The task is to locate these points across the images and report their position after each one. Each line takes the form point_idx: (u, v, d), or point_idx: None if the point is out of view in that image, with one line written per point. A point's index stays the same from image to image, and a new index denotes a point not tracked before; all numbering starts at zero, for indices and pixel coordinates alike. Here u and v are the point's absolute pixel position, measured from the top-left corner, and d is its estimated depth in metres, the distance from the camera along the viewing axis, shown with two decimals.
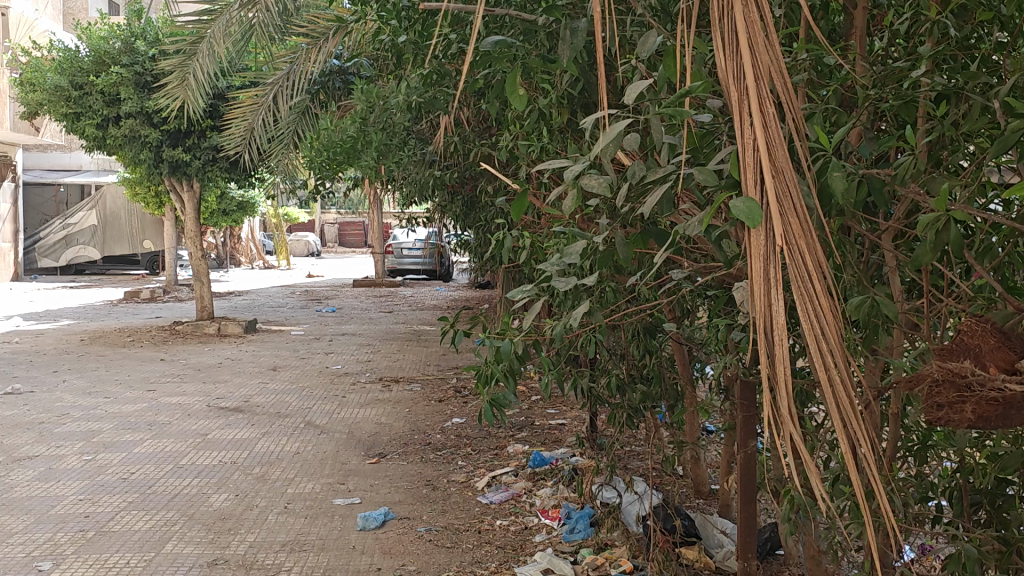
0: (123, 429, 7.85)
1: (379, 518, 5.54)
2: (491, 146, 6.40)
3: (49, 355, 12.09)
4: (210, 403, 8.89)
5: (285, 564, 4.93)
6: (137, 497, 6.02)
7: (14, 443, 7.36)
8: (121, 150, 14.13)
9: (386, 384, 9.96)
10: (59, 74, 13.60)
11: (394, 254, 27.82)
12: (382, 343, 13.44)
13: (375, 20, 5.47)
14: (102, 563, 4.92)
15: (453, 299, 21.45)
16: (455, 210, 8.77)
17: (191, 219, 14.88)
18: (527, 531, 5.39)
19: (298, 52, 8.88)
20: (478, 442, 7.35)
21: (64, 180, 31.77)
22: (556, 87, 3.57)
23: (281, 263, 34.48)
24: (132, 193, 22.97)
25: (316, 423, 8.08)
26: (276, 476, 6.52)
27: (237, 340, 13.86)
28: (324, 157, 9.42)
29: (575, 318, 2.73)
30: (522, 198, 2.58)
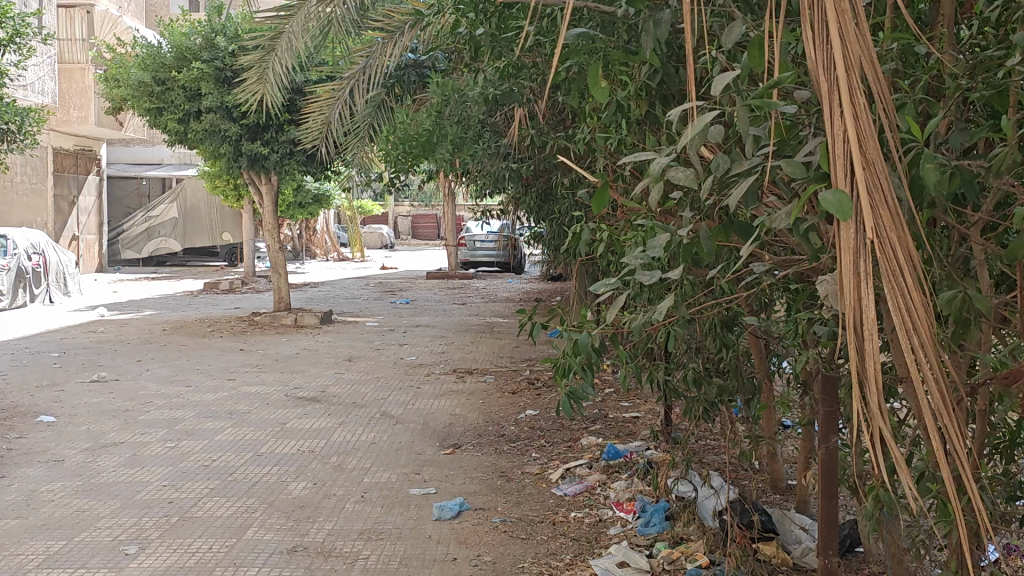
0: (204, 417, 8.03)
1: (455, 508, 5.58)
2: (568, 139, 6.39)
3: (132, 345, 12.38)
4: (288, 393, 9.04)
5: (363, 553, 5.00)
6: (219, 484, 6.16)
7: (101, 429, 7.57)
8: (202, 145, 14.40)
9: (459, 375, 10.02)
10: (143, 71, 13.93)
11: (467, 246, 27.94)
12: (456, 334, 13.53)
13: (453, 14, 5.49)
14: (185, 548, 5.04)
15: (526, 292, 21.45)
16: (530, 202, 8.78)
17: (269, 211, 15.11)
18: (602, 524, 5.39)
19: (374, 46, 8.95)
20: (551, 434, 7.36)
21: (146, 173, 32.46)
22: (633, 79, 3.54)
23: (355, 256, 34.85)
24: (211, 185, 23.42)
25: (391, 413, 8.17)
26: (353, 465, 6.61)
27: (313, 331, 14.06)
28: (399, 151, 9.49)
29: (660, 310, 2.75)
30: (605, 191, 2.64)
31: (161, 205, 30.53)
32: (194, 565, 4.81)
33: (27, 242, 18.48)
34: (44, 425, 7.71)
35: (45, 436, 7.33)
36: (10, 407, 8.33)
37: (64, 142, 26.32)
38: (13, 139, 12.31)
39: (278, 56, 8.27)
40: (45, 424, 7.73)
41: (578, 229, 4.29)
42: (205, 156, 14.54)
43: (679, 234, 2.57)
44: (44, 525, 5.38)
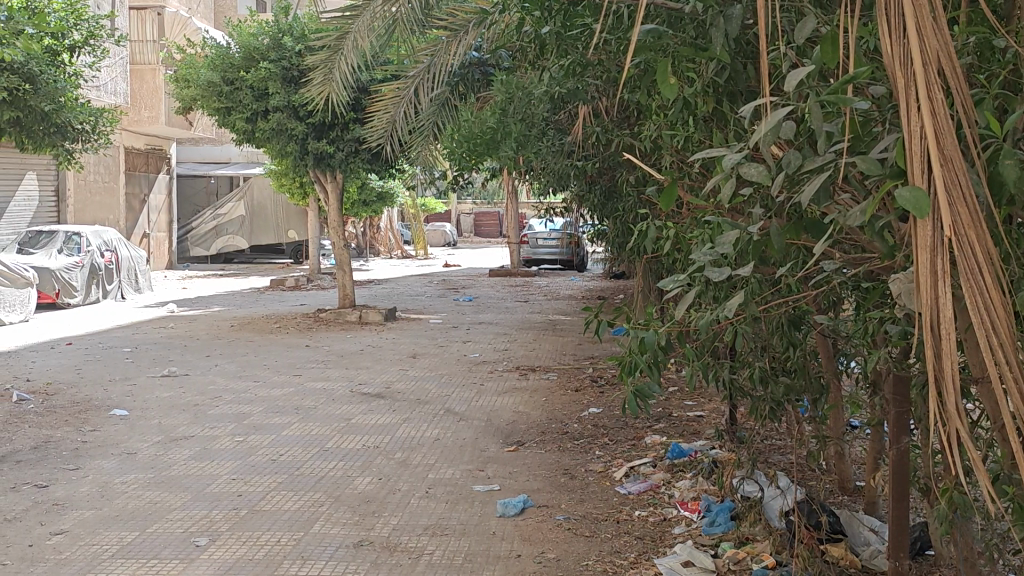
0: (271, 412, 8.15)
1: (518, 505, 5.60)
2: (633, 136, 6.37)
3: (202, 341, 12.60)
4: (353, 389, 9.14)
5: (428, 548, 5.04)
6: (286, 478, 6.24)
7: (172, 424, 7.71)
8: (269, 143, 14.57)
9: (523, 373, 10.04)
10: (212, 71, 14.18)
11: (530, 244, 27.92)
12: (518, 332, 13.55)
13: (518, 12, 5.50)
14: (254, 541, 5.12)
15: (588, 289, 21.39)
16: (593, 200, 8.75)
17: (334, 209, 15.26)
18: (666, 523, 5.37)
19: (438, 45, 9.00)
20: (615, 432, 7.34)
21: (215, 172, 32.92)
22: (700, 76, 3.52)
23: (418, 253, 35.00)
24: (278, 183, 23.76)
25: (454, 410, 8.21)
26: (417, 461, 6.67)
27: (377, 327, 14.18)
28: (463, 149, 9.53)
29: (729, 307, 2.76)
30: (673, 189, 2.66)
31: (229, 203, 30.97)
32: (262, 558, 4.88)
33: (100, 239, 18.91)
34: (118, 418, 7.88)
35: (118, 430, 7.49)
36: (84, 400, 8.54)
37: (135, 142, 26.86)
38: (87, 140, 12.58)
39: (344, 56, 8.35)
40: (118, 417, 7.90)
41: (644, 228, 4.28)
42: (272, 155, 14.72)
43: (748, 231, 2.57)
44: (117, 516, 5.51)
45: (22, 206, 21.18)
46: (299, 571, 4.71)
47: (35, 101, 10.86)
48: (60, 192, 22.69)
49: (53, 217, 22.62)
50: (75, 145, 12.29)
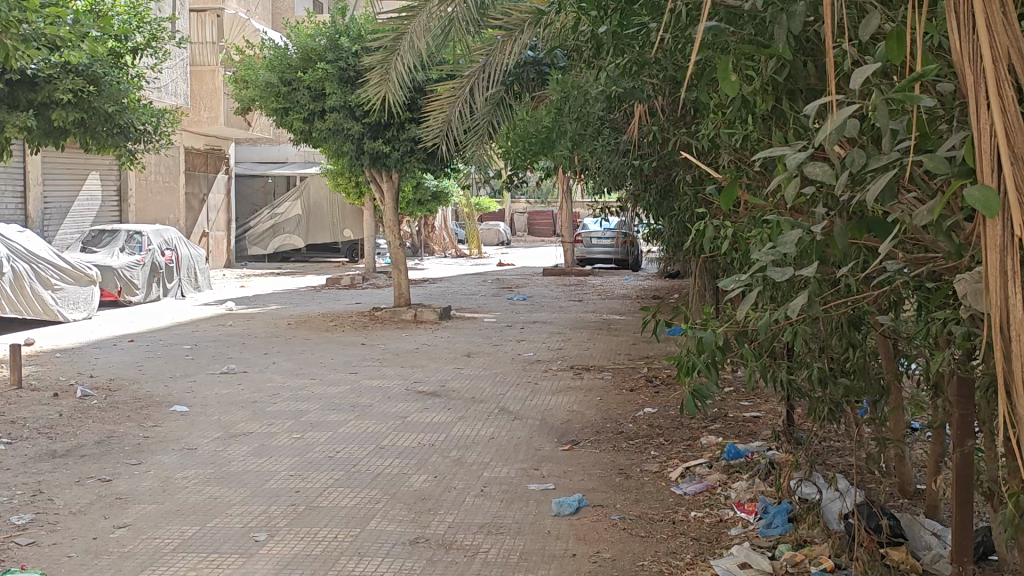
0: (328, 409, 8.23)
1: (573, 505, 5.59)
2: (691, 135, 6.34)
3: (260, 338, 12.75)
4: (409, 387, 9.20)
5: (483, 546, 5.05)
6: (343, 475, 6.30)
7: (231, 420, 7.82)
8: (325, 143, 14.69)
9: (577, 372, 10.03)
10: (271, 72, 14.34)
11: (584, 243, 27.87)
12: (573, 331, 13.53)
13: (574, 11, 5.48)
14: (312, 537, 5.18)
15: (642, 289, 21.28)
16: (649, 199, 8.71)
17: (390, 208, 15.34)
18: (722, 524, 5.33)
19: (493, 45, 9.04)
20: (671, 433, 7.30)
21: (272, 172, 33.28)
22: (759, 75, 3.49)
23: (471, 253, 35.09)
24: (333, 183, 23.96)
25: (509, 409, 8.24)
26: (473, 459, 6.69)
27: (432, 326, 14.24)
28: (519, 148, 9.54)
29: (790, 306, 2.77)
30: (736, 189, 2.69)
31: (286, 202, 31.26)
32: (320, 553, 4.93)
33: (161, 238, 19.18)
34: (178, 414, 8.02)
35: (179, 425, 7.61)
36: (146, 396, 8.69)
37: (195, 142, 27.25)
38: (150, 141, 12.76)
39: (401, 57, 8.40)
40: (179, 413, 8.04)
41: (702, 228, 4.26)
42: (328, 156, 14.83)
43: (810, 230, 2.57)
44: (179, 511, 5.60)
45: (86, 206, 21.58)
46: (357, 567, 4.75)
47: (100, 102, 11.03)
48: (122, 192, 23.06)
49: (115, 216, 23.03)
50: (138, 146, 12.45)
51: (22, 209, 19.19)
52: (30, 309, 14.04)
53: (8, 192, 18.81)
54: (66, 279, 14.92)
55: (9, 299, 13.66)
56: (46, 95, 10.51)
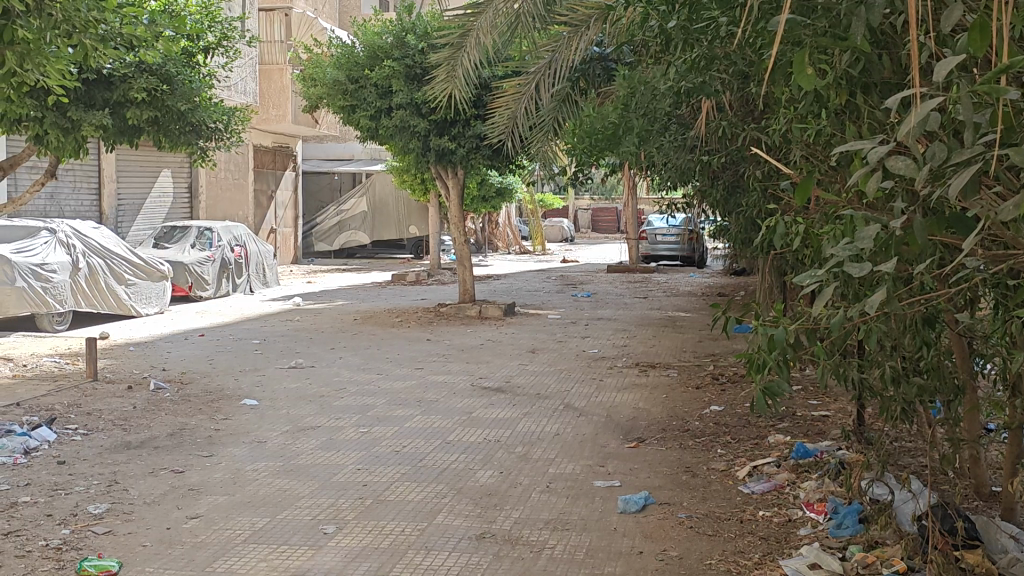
0: (394, 404, 8.29)
1: (639, 502, 5.57)
2: (760, 130, 6.27)
3: (326, 334, 12.89)
4: (474, 382, 9.24)
5: (549, 542, 5.06)
6: (410, 469, 6.35)
7: (300, 414, 7.92)
8: (391, 141, 14.77)
9: (642, 369, 9.98)
10: (339, 70, 14.51)
11: (649, 241, 27.70)
12: (637, 328, 13.47)
13: (643, 6, 5.45)
14: (380, 530, 5.22)
15: (708, 286, 21.07)
16: (716, 196, 8.63)
17: (455, 205, 15.38)
18: (791, 524, 5.27)
19: (560, 40, 9.05)
20: (738, 431, 7.23)
21: (339, 168, 33.61)
22: (833, 67, 3.42)
23: (535, 250, 35.10)
24: (399, 180, 24.10)
25: (574, 405, 8.22)
26: (538, 455, 6.70)
27: (497, 322, 14.28)
28: (585, 145, 9.50)
29: (868, 303, 2.75)
30: (811, 182, 2.80)
31: (352, 199, 31.54)
32: (387, 547, 4.98)
33: (231, 234, 19.44)
34: (248, 407, 8.14)
35: (249, 418, 7.74)
36: (217, 390, 8.84)
37: (263, 140, 27.65)
38: (221, 138, 12.96)
39: (467, 54, 8.43)
40: (249, 407, 8.16)
41: (771, 224, 4.21)
42: (394, 153, 14.92)
43: (889, 226, 2.56)
44: (250, 502, 5.69)
45: (158, 202, 21.99)
46: (424, 561, 4.78)
47: (173, 100, 11.21)
48: (193, 189, 23.47)
49: (186, 213, 23.43)
50: (209, 143, 12.64)
51: (97, 206, 19.63)
52: (105, 304, 14.33)
53: (83, 188, 19.25)
54: (138, 274, 15.19)
55: (85, 294, 13.95)
56: (121, 95, 10.71)
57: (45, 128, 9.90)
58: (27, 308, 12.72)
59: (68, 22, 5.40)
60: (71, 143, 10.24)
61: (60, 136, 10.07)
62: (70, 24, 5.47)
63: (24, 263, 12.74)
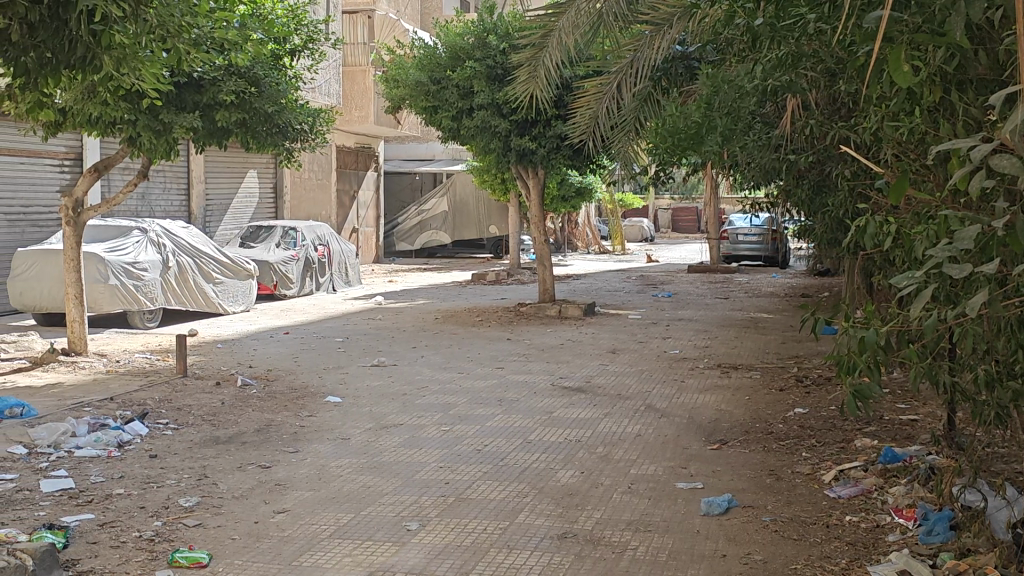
0: (475, 403, 8.34)
1: (723, 504, 5.52)
2: (850, 128, 6.17)
3: (408, 332, 13.00)
4: (554, 382, 9.24)
5: (631, 543, 5.04)
6: (492, 468, 6.38)
7: (383, 411, 8.02)
8: (472, 141, 14.82)
9: (724, 370, 9.88)
10: (421, 71, 14.66)
11: (730, 240, 27.34)
12: (719, 329, 13.33)
13: (730, 3, 5.41)
14: (463, 528, 5.26)
15: (791, 287, 20.75)
16: (801, 196, 8.50)
17: (536, 205, 15.38)
18: (879, 530, 5.17)
19: (642, 39, 9.07)
20: (823, 434, 7.13)
21: (420, 169, 33.87)
22: (928, 65, 3.35)
23: (614, 249, 34.97)
24: (479, 180, 24.19)
25: (655, 406, 8.19)
26: (619, 456, 6.67)
27: (577, 322, 14.26)
28: (667, 145, 9.45)
29: (968, 304, 2.70)
30: (907, 183, 2.78)
31: (433, 199, 31.77)
32: (470, 545, 5.01)
33: (315, 233, 19.75)
34: (332, 404, 8.27)
35: (333, 415, 7.85)
36: (302, 387, 8.99)
37: (346, 141, 28.02)
38: (306, 140, 13.17)
39: (549, 55, 8.45)
40: (333, 404, 8.29)
41: (861, 223, 4.14)
42: (475, 153, 14.99)
43: (989, 225, 2.51)
44: (334, 498, 5.78)
45: (245, 202, 22.44)
46: (506, 559, 4.80)
47: (261, 102, 11.42)
48: (279, 190, 23.88)
49: (271, 213, 23.84)
50: (295, 145, 12.86)
51: (187, 206, 20.09)
52: (194, 302, 14.68)
53: (173, 188, 19.73)
54: (226, 273, 15.52)
55: (175, 292, 14.26)
56: (210, 97, 10.95)
57: (138, 130, 10.17)
58: (120, 305, 13.05)
59: (163, 27, 5.57)
60: (164, 145, 10.49)
61: (152, 138, 10.33)
62: (164, 27, 5.61)
63: (116, 261, 13.11)
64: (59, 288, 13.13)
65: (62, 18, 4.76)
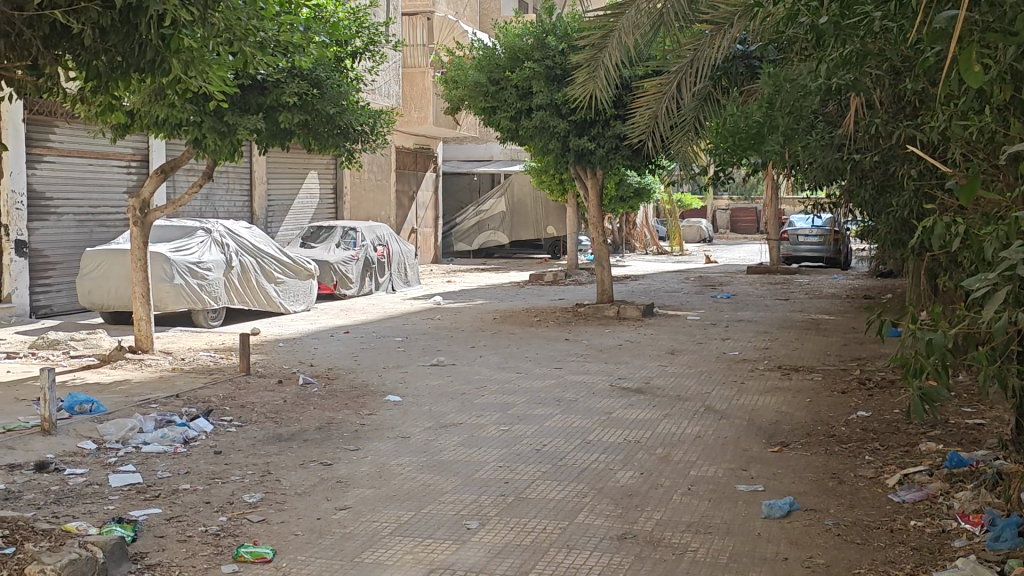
0: (534, 403, 8.36)
1: (784, 507, 5.47)
2: (917, 127, 6.09)
3: (467, 332, 13.08)
4: (613, 383, 9.22)
5: (691, 545, 5.02)
6: (551, 468, 6.39)
7: (442, 410, 8.08)
8: (531, 142, 14.83)
9: (785, 372, 9.78)
10: (480, 72, 14.72)
11: (790, 241, 27.01)
12: (780, 331, 13.21)
13: (793, 2, 5.36)
14: (522, 527, 5.28)
15: (852, 289, 20.44)
16: (864, 196, 8.39)
17: (594, 205, 15.34)
18: (945, 535, 5.09)
19: (702, 39, 9.02)
20: (887, 437, 7.03)
21: (478, 170, 33.98)
22: (999, 62, 3.30)
23: (672, 250, 34.76)
24: (537, 180, 24.21)
25: (715, 407, 8.13)
26: (679, 457, 6.65)
27: (636, 323, 14.22)
28: (728, 145, 9.38)
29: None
30: (978, 185, 2.73)
31: (491, 199, 31.86)
32: (529, 544, 5.03)
33: (374, 233, 19.92)
34: (392, 403, 8.35)
35: (393, 414, 7.92)
36: (362, 385, 9.09)
37: (405, 142, 28.22)
38: (367, 141, 13.29)
39: (609, 55, 8.45)
40: (393, 403, 8.36)
41: (928, 224, 4.08)
42: (533, 154, 15.01)
43: None
44: (395, 495, 5.83)
45: (306, 203, 22.69)
46: (565, 559, 4.81)
47: (322, 104, 11.54)
48: (338, 191, 24.11)
49: (331, 213, 24.08)
50: (356, 146, 12.98)
51: (249, 207, 20.38)
52: (256, 301, 14.88)
53: (236, 189, 20.02)
54: (287, 273, 15.71)
55: (238, 291, 14.47)
56: (274, 100, 11.08)
57: (204, 132, 10.34)
58: (185, 304, 13.26)
59: (230, 31, 5.67)
60: (228, 146, 10.64)
61: (217, 140, 10.49)
62: (231, 32, 5.71)
63: (181, 261, 13.33)
64: (126, 287, 13.40)
65: (133, 23, 4.86)
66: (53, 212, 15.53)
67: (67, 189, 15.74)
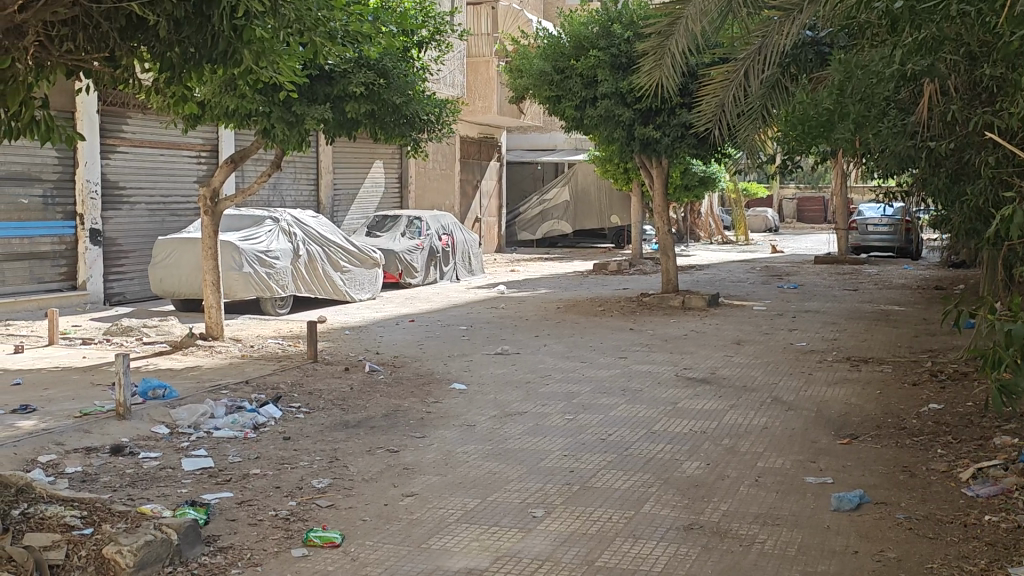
0: (599, 392, 8.34)
1: (855, 500, 5.39)
2: (995, 113, 5.94)
3: (531, 321, 13.09)
4: (678, 373, 9.17)
5: (758, 537, 4.97)
6: (616, 457, 6.38)
7: (507, 399, 8.10)
8: (596, 131, 14.78)
9: (854, 364, 9.64)
10: (545, 60, 14.69)
11: (859, 230, 26.49)
12: (848, 321, 13.02)
13: None
14: (587, 516, 5.28)
15: (924, 279, 20.00)
16: (938, 185, 8.22)
17: (659, 194, 15.23)
18: (1021, 531, 4.97)
19: (771, 25, 8.89)
20: (960, 431, 6.89)
21: (542, 158, 33.93)
22: None
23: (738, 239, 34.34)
24: (601, 169, 24.10)
25: (782, 399, 8.05)
26: (746, 448, 6.59)
27: (700, 313, 14.11)
28: (797, 133, 9.25)
29: None
30: None
31: (555, 188, 31.81)
32: (595, 533, 5.03)
33: (439, 223, 20.01)
34: (457, 391, 8.39)
35: (458, 402, 7.96)
36: (427, 373, 9.15)
37: (468, 131, 28.28)
38: (433, 131, 13.34)
39: (675, 44, 8.39)
40: (457, 391, 8.40)
41: (1008, 213, 3.98)
42: (598, 143, 14.95)
43: None
44: (461, 483, 5.87)
45: (371, 192, 22.86)
46: (631, 549, 4.80)
47: (389, 94, 11.59)
48: (404, 180, 24.25)
49: (396, 202, 24.23)
50: (422, 136, 13.04)
51: (315, 196, 20.61)
52: (322, 289, 15.04)
53: (302, 179, 20.24)
54: (353, 262, 15.85)
55: (304, 280, 14.65)
56: (341, 89, 11.18)
57: (272, 122, 10.46)
58: (254, 293, 13.46)
59: (300, 21, 5.72)
60: (296, 136, 10.75)
61: (285, 130, 10.59)
62: (301, 22, 5.75)
63: (249, 250, 13.53)
64: (196, 276, 13.65)
65: (206, 14, 4.93)
66: (125, 202, 15.85)
67: (139, 179, 16.05)
